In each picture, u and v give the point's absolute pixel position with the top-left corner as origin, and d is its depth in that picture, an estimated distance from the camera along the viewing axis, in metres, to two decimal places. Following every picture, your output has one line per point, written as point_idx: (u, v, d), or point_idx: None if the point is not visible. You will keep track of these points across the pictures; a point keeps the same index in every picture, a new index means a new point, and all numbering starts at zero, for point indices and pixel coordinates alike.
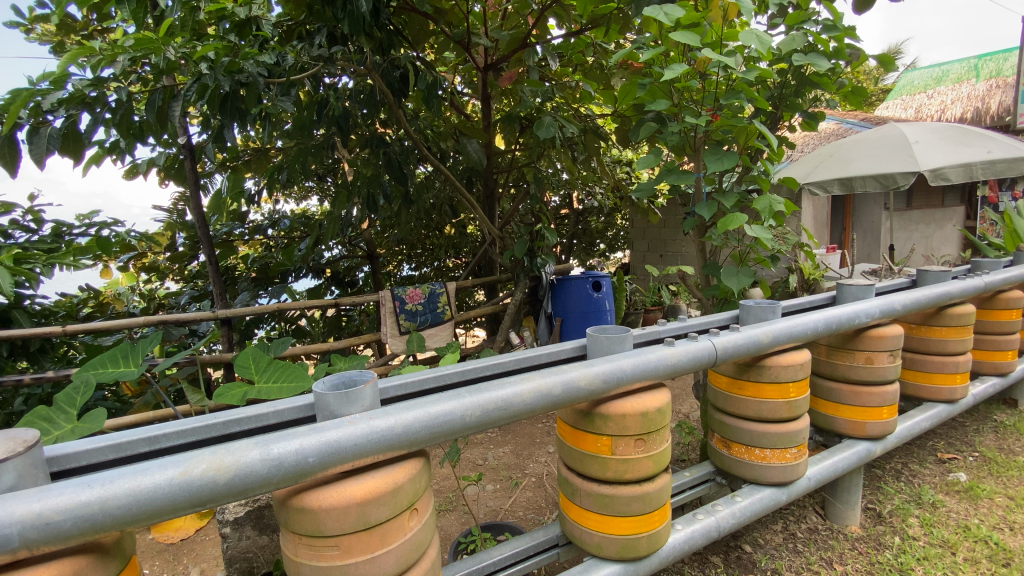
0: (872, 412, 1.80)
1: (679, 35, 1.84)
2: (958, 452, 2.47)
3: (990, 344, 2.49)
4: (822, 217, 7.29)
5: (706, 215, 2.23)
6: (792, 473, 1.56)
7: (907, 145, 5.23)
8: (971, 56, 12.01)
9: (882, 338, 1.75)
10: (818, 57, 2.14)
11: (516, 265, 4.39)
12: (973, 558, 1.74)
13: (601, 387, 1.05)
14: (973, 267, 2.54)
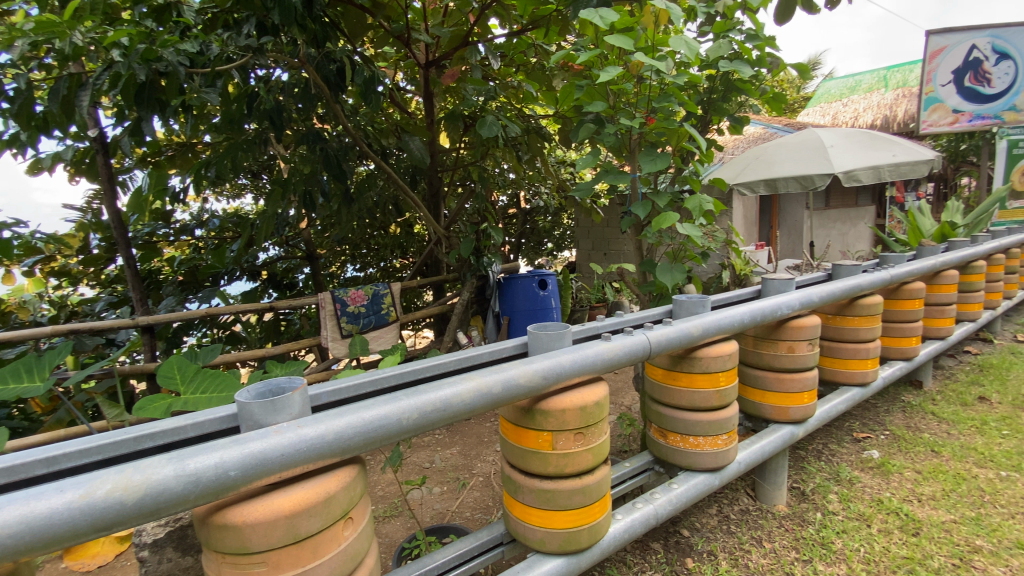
0: (794, 398, 1.92)
1: (612, 39, 1.90)
2: (871, 431, 2.68)
3: (896, 331, 2.73)
4: (752, 216, 7.74)
5: (642, 214, 2.31)
6: (723, 458, 1.64)
7: (824, 148, 5.64)
8: (881, 68, 13.14)
9: (802, 328, 1.88)
10: (742, 63, 2.27)
11: (463, 264, 4.37)
12: (885, 527, 1.89)
13: (541, 383, 1.06)
14: (881, 261, 2.78)
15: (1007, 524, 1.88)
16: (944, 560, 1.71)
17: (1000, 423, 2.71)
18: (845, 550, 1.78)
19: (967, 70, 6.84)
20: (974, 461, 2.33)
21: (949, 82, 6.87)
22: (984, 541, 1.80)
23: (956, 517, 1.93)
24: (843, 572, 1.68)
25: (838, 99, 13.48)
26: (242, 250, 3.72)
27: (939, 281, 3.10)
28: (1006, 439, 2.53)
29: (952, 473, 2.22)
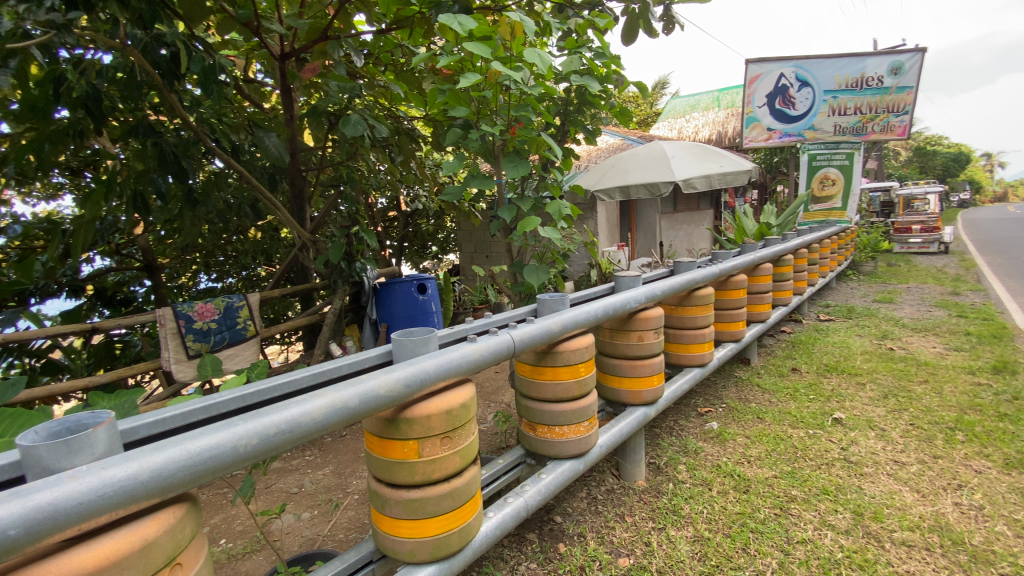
0: (646, 381, 2.13)
1: (469, 47, 1.95)
2: (712, 405, 3.08)
3: (726, 317, 3.16)
4: (614, 219, 8.47)
5: (507, 218, 2.40)
6: (586, 444, 1.76)
7: (667, 159, 6.36)
8: (714, 91, 15.23)
9: (648, 319, 2.09)
10: (591, 78, 2.46)
11: (334, 271, 4.13)
12: (723, 489, 2.17)
13: (403, 392, 1.03)
14: (713, 258, 3.20)
15: (814, 474, 2.25)
16: (768, 510, 2.00)
17: (806, 389, 3.27)
18: (692, 514, 2.00)
19: (777, 95, 8.13)
20: (788, 423, 2.78)
21: (764, 104, 8.16)
22: (796, 489, 2.14)
23: (775, 472, 2.27)
24: (690, 533, 1.90)
25: (684, 114, 15.27)
26: (55, 262, 3.11)
27: (758, 273, 3.66)
28: (810, 402, 3.06)
29: (772, 435, 2.63)
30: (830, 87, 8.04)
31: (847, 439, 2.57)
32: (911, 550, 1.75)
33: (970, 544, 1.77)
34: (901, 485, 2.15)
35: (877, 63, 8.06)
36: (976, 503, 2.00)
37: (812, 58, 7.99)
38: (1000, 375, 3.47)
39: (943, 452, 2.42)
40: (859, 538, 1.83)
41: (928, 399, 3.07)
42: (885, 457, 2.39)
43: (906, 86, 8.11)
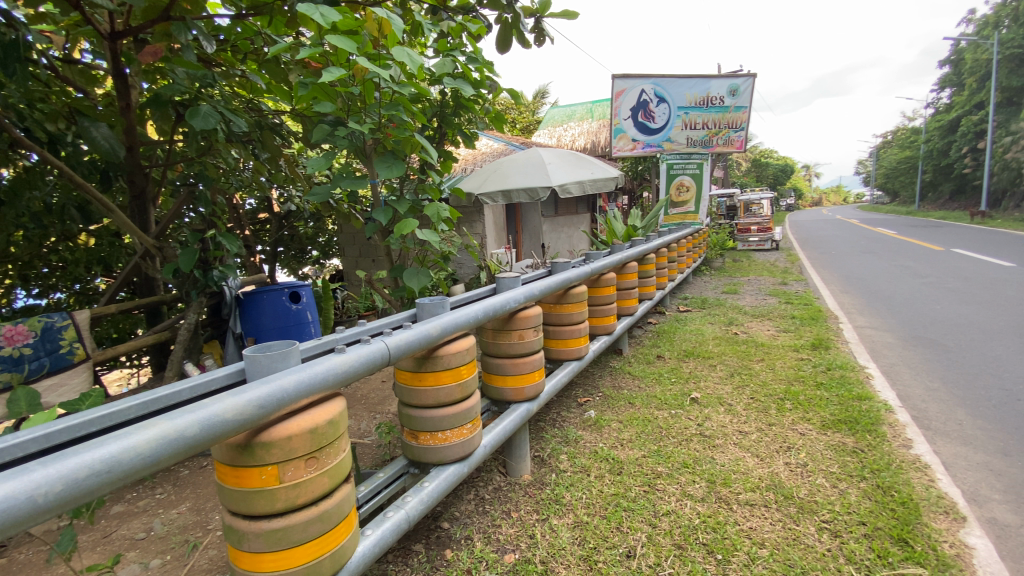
0: (528, 377, 2.20)
1: (331, 40, 1.85)
2: (590, 395, 3.28)
3: (600, 312, 3.39)
4: (500, 221, 8.65)
5: (383, 220, 2.31)
6: (470, 446, 1.76)
7: (544, 165, 6.64)
8: (588, 104, 16.31)
9: (527, 319, 2.16)
10: (464, 82, 2.48)
11: (186, 280, 3.66)
12: (600, 473, 2.31)
13: (256, 414, 0.94)
14: (586, 258, 3.40)
15: (676, 450, 2.49)
16: (638, 488, 2.18)
17: (669, 373, 3.62)
18: (572, 501, 2.10)
19: (639, 109, 8.91)
20: (654, 405, 3.05)
21: (629, 117, 8.91)
22: (662, 466, 2.35)
23: (644, 452, 2.48)
24: (571, 520, 1.99)
25: (562, 123, 16.15)
26: None
27: (626, 271, 3.98)
28: (672, 385, 3.40)
29: (641, 418, 2.86)
30: (682, 104, 9.03)
31: (702, 416, 2.89)
32: (754, 508, 2.01)
33: (797, 496, 2.08)
34: (744, 452, 2.46)
35: (720, 85, 9.14)
36: (800, 460, 2.37)
37: (669, 76, 8.93)
38: (816, 350, 4.16)
39: (776, 419, 2.83)
40: (713, 503, 2.06)
41: (763, 375, 3.57)
42: (732, 429, 2.73)
43: (743, 106, 9.32)
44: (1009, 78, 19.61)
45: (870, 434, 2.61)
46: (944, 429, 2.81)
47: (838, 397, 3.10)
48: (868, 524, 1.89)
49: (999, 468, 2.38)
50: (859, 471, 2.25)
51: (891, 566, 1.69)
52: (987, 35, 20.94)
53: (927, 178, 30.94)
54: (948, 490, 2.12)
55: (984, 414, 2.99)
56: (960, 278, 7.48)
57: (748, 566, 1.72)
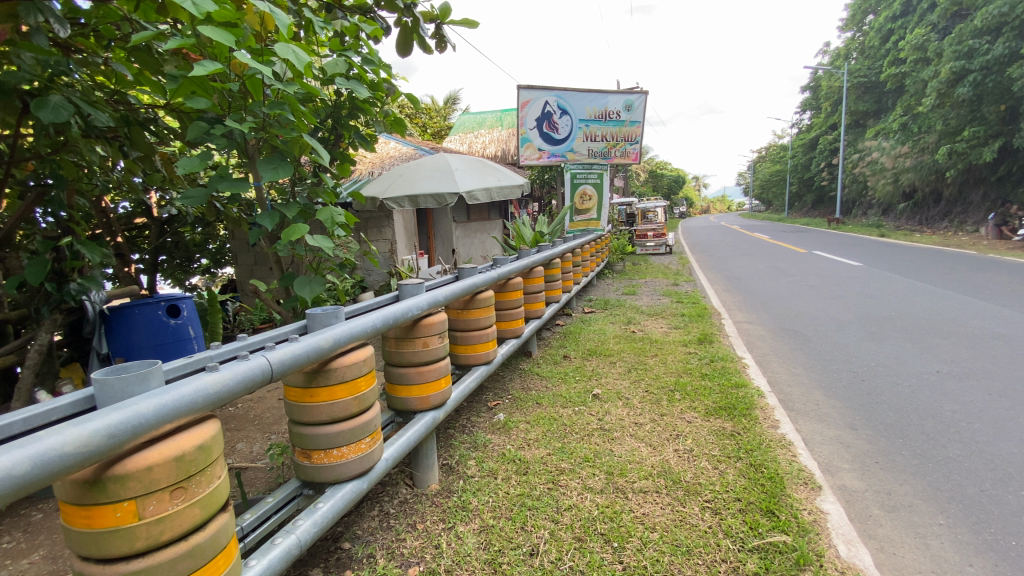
0: (433, 385, 2.17)
1: (205, 31, 1.70)
2: (499, 398, 3.31)
3: (507, 316, 3.43)
4: (409, 227, 8.50)
5: (269, 226, 2.17)
6: (369, 460, 1.70)
7: (450, 171, 6.61)
8: (497, 112, 16.58)
9: (431, 325, 2.13)
10: (359, 83, 2.40)
11: (35, 296, 3.14)
12: (506, 475, 2.33)
13: (107, 445, 0.84)
14: (493, 262, 3.43)
15: (579, 445, 2.60)
16: (542, 486, 2.23)
17: (573, 372, 3.76)
18: (479, 506, 2.11)
19: (544, 120, 9.01)
20: (560, 404, 3.16)
21: (534, 127, 8.91)
22: (565, 462, 2.43)
23: (549, 450, 2.55)
24: (477, 525, 1.99)
25: (471, 130, 16.28)
26: None
27: (532, 275, 4.08)
28: (577, 383, 3.54)
29: (547, 417, 2.95)
30: (583, 117, 9.40)
31: (603, 411, 3.03)
32: (647, 495, 2.15)
33: (684, 480, 2.26)
34: (639, 442, 2.63)
35: (616, 100, 9.63)
36: (687, 446, 2.57)
37: (570, 89, 9.17)
38: (701, 345, 4.55)
39: (667, 409, 3.05)
40: (610, 494, 2.17)
41: (657, 368, 3.85)
42: (629, 421, 2.90)
43: (636, 121, 9.95)
44: (851, 105, 22.99)
45: (745, 418, 2.91)
46: (805, 409, 3.21)
47: (720, 386, 3.43)
48: (743, 499, 2.10)
49: (846, 440, 2.77)
50: (735, 452, 2.49)
51: (761, 536, 1.88)
52: (833, 67, 24.39)
53: (791, 190, 35.37)
54: (807, 463, 2.42)
55: (835, 394, 3.46)
56: (818, 277, 8.59)
57: (641, 550, 1.83)
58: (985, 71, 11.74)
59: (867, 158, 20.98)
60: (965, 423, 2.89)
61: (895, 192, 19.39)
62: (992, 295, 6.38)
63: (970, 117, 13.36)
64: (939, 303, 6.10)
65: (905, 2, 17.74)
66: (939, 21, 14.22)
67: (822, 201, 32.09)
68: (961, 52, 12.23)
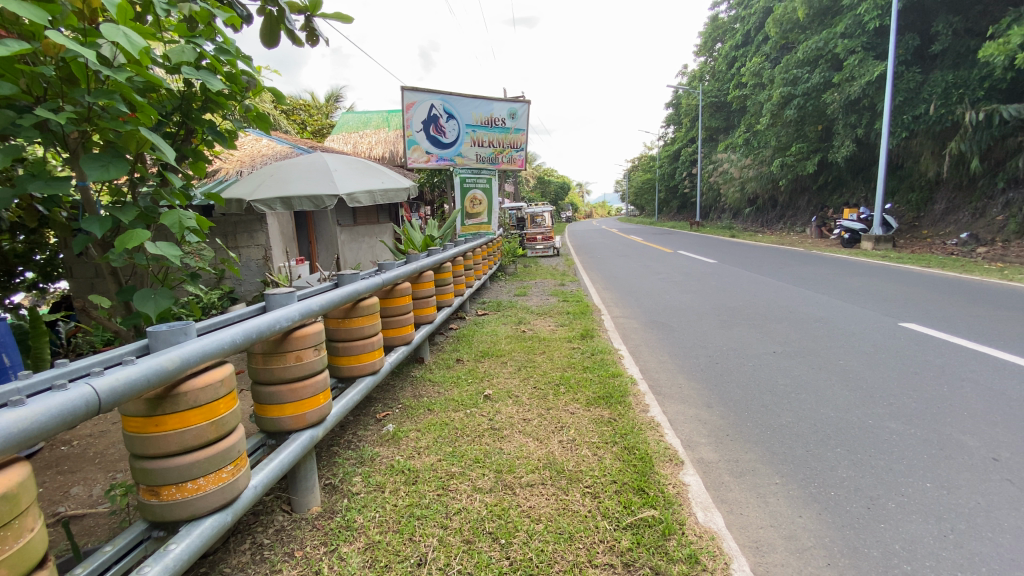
0: (309, 402, 2.03)
1: (4, 2, 1.42)
2: (389, 408, 3.20)
3: (395, 323, 3.33)
4: (286, 231, 7.95)
5: (98, 233, 1.92)
6: (232, 490, 1.54)
7: (328, 172, 6.23)
8: (383, 112, 16.15)
9: (304, 338, 1.99)
10: (211, 74, 2.17)
11: None
12: (394, 487, 2.26)
13: None
14: (378, 268, 3.31)
15: (469, 448, 2.60)
16: (432, 494, 2.20)
17: (466, 375, 3.76)
18: (364, 523, 2.02)
19: (430, 123, 8.71)
20: (451, 408, 3.14)
21: (421, 130, 8.63)
22: (455, 466, 2.42)
23: (439, 456, 2.52)
24: (362, 543, 1.90)
25: (356, 130, 15.65)
26: None
27: (421, 280, 4.00)
28: (468, 386, 3.54)
29: (438, 423, 2.91)
30: (470, 122, 9.27)
31: (493, 411, 3.07)
32: (533, 488, 2.23)
33: (566, 469, 2.38)
34: (527, 438, 2.71)
35: (501, 107, 9.61)
36: (570, 437, 2.71)
37: (455, 93, 8.94)
38: (584, 339, 4.83)
39: (553, 403, 3.19)
40: (499, 492, 2.21)
41: (544, 365, 4.01)
42: (517, 418, 2.98)
43: (521, 128, 10.06)
44: (706, 121, 25.99)
45: (620, 405, 3.14)
46: (670, 392, 3.55)
47: (599, 376, 3.67)
48: (618, 481, 2.26)
49: (705, 417, 3.11)
50: (612, 438, 2.68)
51: (633, 513, 2.04)
52: (690, 87, 27.37)
53: (660, 196, 39.01)
54: (672, 441, 2.68)
55: (695, 376, 3.88)
56: (683, 274, 9.58)
57: (526, 543, 1.88)
58: (806, 97, 13.96)
59: (719, 169, 23.87)
60: (793, 394, 3.41)
61: (743, 199, 22.28)
62: (816, 285, 7.58)
63: (796, 135, 15.79)
64: (777, 293, 7.12)
65: (745, 34, 20.46)
66: (771, 52, 16.61)
67: (686, 207, 35.84)
68: (788, 79, 14.37)
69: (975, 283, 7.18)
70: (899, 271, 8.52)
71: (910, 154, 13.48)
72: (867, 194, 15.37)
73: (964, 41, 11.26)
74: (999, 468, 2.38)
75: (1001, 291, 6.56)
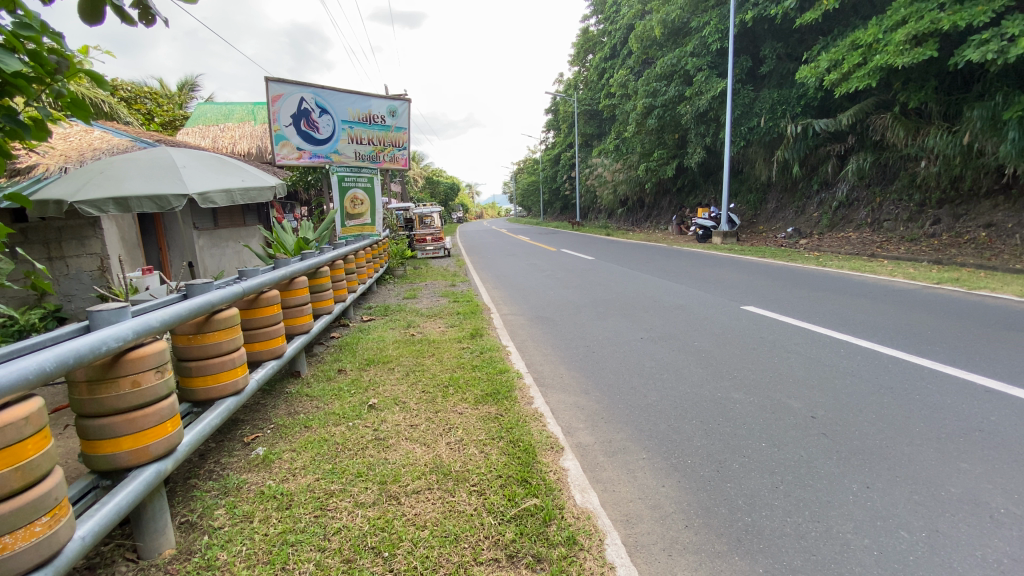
0: (153, 432, 1.78)
1: None
2: (260, 430, 2.92)
3: (262, 335, 3.05)
4: (127, 237, 6.91)
5: None
6: (50, 545, 1.30)
7: (175, 168, 5.49)
8: (247, 104, 14.84)
9: (143, 359, 1.73)
10: (6, 53, 1.80)
11: None
12: (265, 515, 2.07)
13: None
14: (239, 275, 3.01)
15: (351, 462, 2.47)
16: (308, 516, 2.06)
17: (348, 386, 3.57)
18: (228, 560, 1.83)
19: (301, 117, 8.07)
20: (331, 423, 2.96)
21: (290, 124, 7.97)
22: (335, 483, 2.29)
23: (318, 475, 2.36)
24: None
25: (215, 124, 14.12)
26: None
27: (293, 287, 3.71)
28: (351, 397, 3.37)
29: (316, 440, 2.72)
30: (346, 118, 8.77)
31: (378, 420, 2.96)
32: (419, 495, 2.19)
33: (453, 470, 2.38)
34: (413, 444, 2.66)
35: (380, 104, 9.30)
36: (458, 437, 2.71)
37: (328, 87, 8.37)
38: (473, 339, 4.86)
39: (441, 405, 3.16)
40: (383, 503, 2.13)
41: (433, 368, 3.96)
42: (404, 425, 2.90)
43: (401, 127, 9.81)
44: (582, 128, 27.60)
45: (507, 400, 3.22)
46: (553, 382, 3.73)
47: (487, 374, 3.73)
48: (503, 475, 2.32)
49: (583, 403, 3.31)
50: (498, 433, 2.74)
51: (517, 504, 2.11)
52: (566, 95, 28.86)
53: (544, 198, 40.72)
54: (553, 430, 2.82)
55: (575, 366, 4.11)
56: (565, 271, 10.09)
57: (411, 552, 1.85)
58: (664, 108, 15.47)
59: (594, 172, 25.55)
60: (659, 375, 3.78)
61: (616, 199, 24.08)
62: (678, 277, 8.44)
63: (657, 142, 17.46)
64: (648, 285, 7.81)
65: (611, 48, 22.07)
66: (634, 65, 18.15)
67: (567, 208, 37.85)
68: (649, 91, 15.84)
69: (800, 270, 8.53)
70: (744, 262, 9.83)
71: (746, 160, 15.62)
72: (716, 195, 17.51)
73: (785, 65, 13.31)
74: (815, 424, 2.86)
75: (818, 276, 7.87)
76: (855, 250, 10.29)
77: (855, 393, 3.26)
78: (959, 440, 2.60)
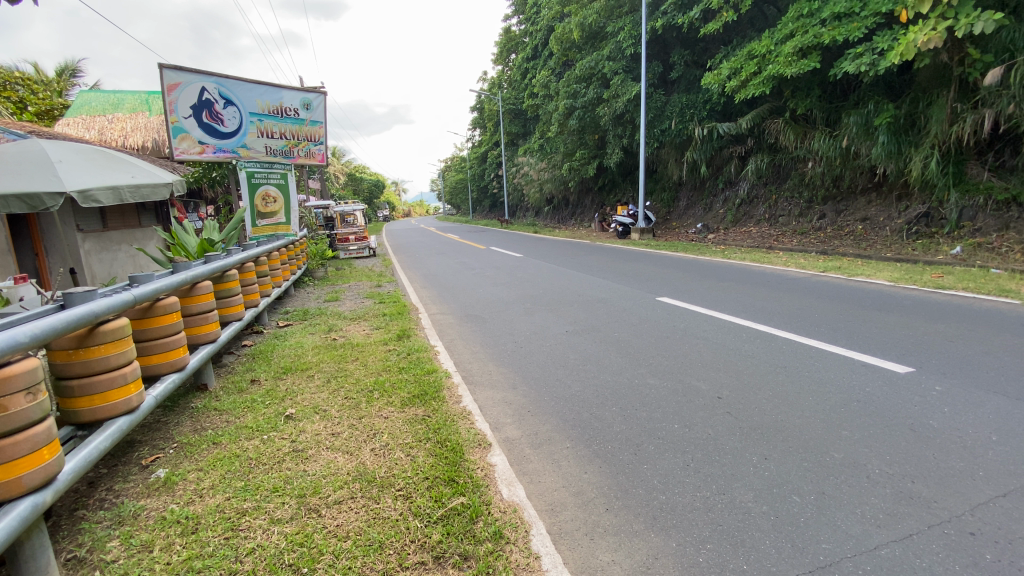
0: (27, 461, 1.58)
1: None
2: (160, 450, 2.67)
3: (159, 347, 2.79)
4: None
5: None
6: None
7: (48, 163, 4.86)
8: (140, 93, 13.48)
9: (9, 380, 1.53)
10: None
11: None
12: (166, 543, 1.91)
13: None
14: (130, 282, 2.72)
15: (266, 477, 2.33)
16: (217, 539, 1.92)
17: (262, 397, 3.36)
18: None
19: (202, 108, 7.46)
20: (243, 437, 2.77)
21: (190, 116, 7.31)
22: (248, 501, 2.15)
23: (229, 494, 2.21)
24: None
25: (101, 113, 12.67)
26: None
27: (195, 293, 3.42)
28: (266, 408, 3.17)
29: (226, 457, 2.54)
30: (254, 110, 8.18)
31: (296, 431, 2.81)
32: (341, 505, 2.11)
33: (378, 476, 2.31)
34: (335, 454, 2.55)
35: (293, 96, 8.74)
36: (383, 442, 2.64)
37: (233, 76, 7.77)
38: (400, 341, 4.75)
39: (366, 411, 3.06)
40: (301, 518, 2.03)
41: (357, 372, 3.82)
42: (325, 434, 2.78)
43: (317, 121, 9.32)
44: (507, 127, 27.78)
45: (434, 400, 3.19)
46: (481, 380, 3.75)
47: (414, 375, 3.67)
48: (429, 477, 2.29)
49: (511, 399, 3.35)
50: (425, 435, 2.71)
51: (444, 505, 2.09)
52: (491, 94, 28.94)
53: (472, 196, 40.61)
54: (481, 427, 2.83)
55: (504, 362, 4.14)
56: (495, 269, 10.12)
57: (332, 565, 1.78)
58: (583, 109, 15.97)
59: (520, 171, 25.86)
60: (584, 366, 3.91)
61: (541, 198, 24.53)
62: (602, 272, 8.76)
63: (578, 142, 18.00)
64: (574, 281, 8.02)
65: (533, 48, 22.41)
66: (555, 66, 18.57)
67: (495, 206, 37.99)
68: (570, 92, 16.28)
69: (710, 263, 9.17)
70: (660, 257, 10.39)
71: (660, 160, 16.52)
72: (634, 193, 18.41)
73: (692, 71, 14.21)
74: (722, 404, 3.10)
75: (727, 268, 8.50)
76: (756, 243, 11.25)
77: (756, 374, 3.56)
78: (841, 411, 2.94)
